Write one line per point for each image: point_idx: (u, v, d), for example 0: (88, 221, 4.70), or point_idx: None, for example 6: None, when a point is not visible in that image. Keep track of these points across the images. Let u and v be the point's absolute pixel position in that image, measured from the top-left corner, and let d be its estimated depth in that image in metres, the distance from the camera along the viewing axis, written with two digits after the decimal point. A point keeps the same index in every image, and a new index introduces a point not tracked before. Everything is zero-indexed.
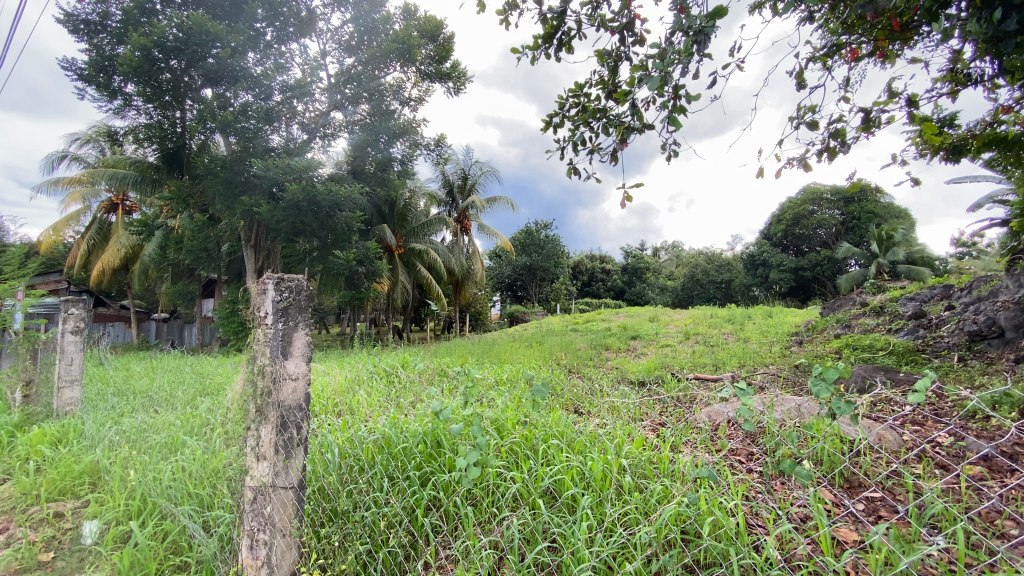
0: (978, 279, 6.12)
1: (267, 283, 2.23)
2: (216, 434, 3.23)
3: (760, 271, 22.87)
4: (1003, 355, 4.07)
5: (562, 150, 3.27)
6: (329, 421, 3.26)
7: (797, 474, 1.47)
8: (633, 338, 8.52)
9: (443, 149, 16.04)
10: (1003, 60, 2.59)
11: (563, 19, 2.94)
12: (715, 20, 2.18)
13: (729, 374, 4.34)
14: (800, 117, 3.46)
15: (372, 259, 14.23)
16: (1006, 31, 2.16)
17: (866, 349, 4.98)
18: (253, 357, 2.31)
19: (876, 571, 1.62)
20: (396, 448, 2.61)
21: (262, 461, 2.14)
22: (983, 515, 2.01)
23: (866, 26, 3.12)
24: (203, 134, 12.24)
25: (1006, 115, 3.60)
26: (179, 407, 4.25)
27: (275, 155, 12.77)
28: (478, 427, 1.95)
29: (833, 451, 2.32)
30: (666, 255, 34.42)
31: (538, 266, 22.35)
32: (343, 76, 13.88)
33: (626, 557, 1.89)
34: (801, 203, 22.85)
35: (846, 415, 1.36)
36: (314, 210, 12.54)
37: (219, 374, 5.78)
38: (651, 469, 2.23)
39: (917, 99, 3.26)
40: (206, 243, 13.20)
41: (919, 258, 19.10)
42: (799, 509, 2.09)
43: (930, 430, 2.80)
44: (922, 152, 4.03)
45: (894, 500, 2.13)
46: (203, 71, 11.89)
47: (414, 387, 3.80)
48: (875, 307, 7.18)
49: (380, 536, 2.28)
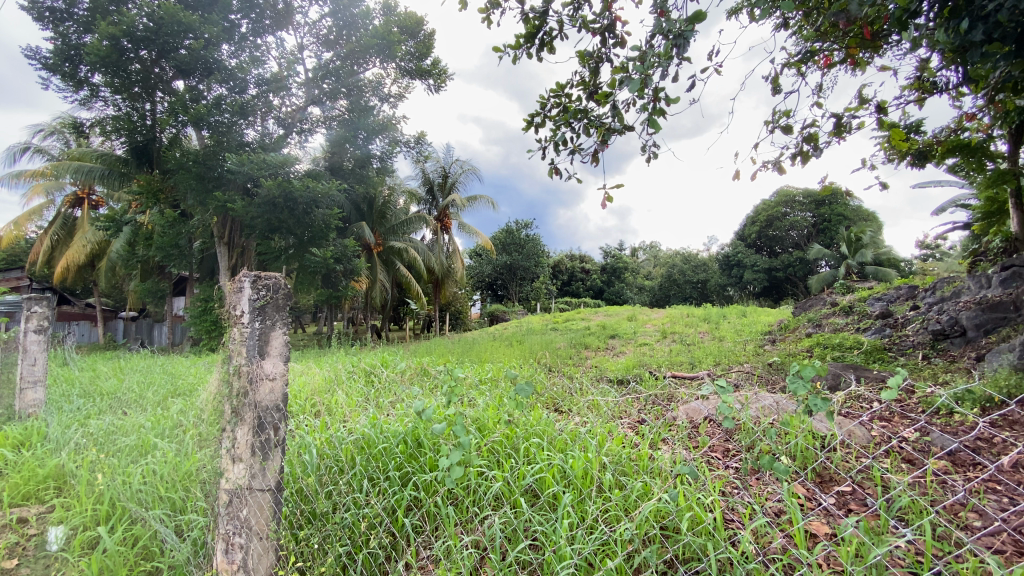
0: (941, 280, 6.37)
1: (244, 281, 2.19)
2: (188, 436, 3.14)
3: (735, 271, 23.44)
4: (964, 354, 4.24)
5: (544, 150, 3.25)
6: (308, 421, 3.22)
7: (775, 469, 1.52)
8: (611, 338, 8.53)
9: (423, 146, 15.96)
10: (969, 69, 2.70)
11: (545, 19, 2.93)
12: (695, 24, 2.22)
13: (706, 373, 4.40)
14: (776, 121, 3.53)
15: (351, 257, 13.97)
16: (972, 42, 2.23)
17: (837, 348, 5.10)
18: (228, 356, 2.28)
19: (849, 563, 1.66)
20: (376, 448, 2.57)
21: (238, 463, 2.11)
22: (949, 508, 2.09)
23: (838, 34, 3.21)
24: (174, 127, 11.87)
25: (969, 121, 3.75)
26: (149, 409, 4.11)
27: (249, 149, 12.50)
28: (461, 426, 1.93)
29: (807, 446, 2.40)
30: (643, 255, 34.74)
31: (518, 266, 22.54)
32: (320, 70, 13.65)
33: (608, 554, 1.90)
34: (775, 204, 23.38)
35: (822, 411, 1.40)
36: (290, 207, 12.31)
37: (191, 374, 5.61)
38: (632, 466, 2.26)
39: (886, 105, 3.38)
40: (177, 239, 12.82)
41: (886, 259, 19.80)
42: (774, 504, 2.13)
43: (898, 424, 2.92)
44: (890, 158, 4.18)
45: (863, 493, 2.21)
46: (174, 62, 11.57)
47: (394, 387, 3.73)
48: (844, 307, 7.38)
49: (361, 537, 2.25)
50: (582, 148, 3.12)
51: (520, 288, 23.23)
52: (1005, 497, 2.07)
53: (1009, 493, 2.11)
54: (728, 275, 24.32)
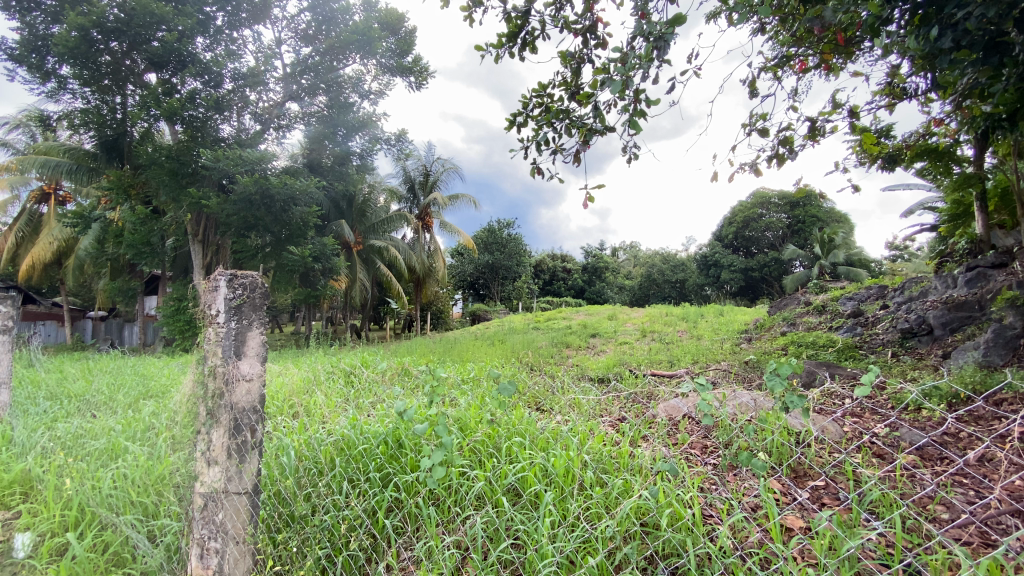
0: (910, 280, 6.58)
1: (219, 280, 2.14)
2: (161, 439, 3.06)
3: (713, 271, 23.83)
4: (931, 351, 4.40)
5: (526, 150, 3.24)
6: (286, 423, 3.17)
7: (752, 465, 1.56)
8: (593, 337, 8.59)
9: (404, 144, 15.83)
10: (937, 76, 2.80)
11: (527, 19, 2.94)
12: (674, 27, 2.26)
13: (685, 371, 4.46)
14: (753, 124, 3.61)
15: (330, 256, 13.73)
16: (941, 48, 2.28)
17: (811, 346, 5.21)
18: (203, 357, 2.23)
19: (823, 556, 1.70)
20: (356, 449, 2.54)
21: (213, 466, 2.07)
22: (918, 501, 2.17)
23: (812, 40, 3.29)
24: (147, 121, 11.54)
25: (936, 126, 3.88)
26: (120, 411, 3.98)
27: (225, 145, 12.23)
28: (443, 426, 1.92)
29: (783, 442, 2.45)
30: (624, 255, 35.01)
31: (500, 265, 22.52)
32: (299, 66, 13.46)
33: (589, 552, 1.91)
34: (751, 206, 23.87)
35: (798, 407, 1.44)
36: (267, 204, 12.02)
37: (164, 376, 5.46)
38: (613, 464, 2.28)
39: (858, 110, 3.48)
40: (149, 237, 12.47)
41: (857, 259, 20.36)
42: (751, 500, 2.16)
43: (868, 420, 3.01)
44: (862, 161, 4.31)
45: (836, 488, 2.27)
46: (147, 54, 11.26)
47: (375, 387, 3.70)
48: (818, 306, 7.55)
49: (340, 540, 2.21)
50: (564, 148, 3.13)
51: (501, 288, 23.21)
52: (971, 490, 2.15)
53: (974, 486, 2.19)
54: (706, 275, 24.71)
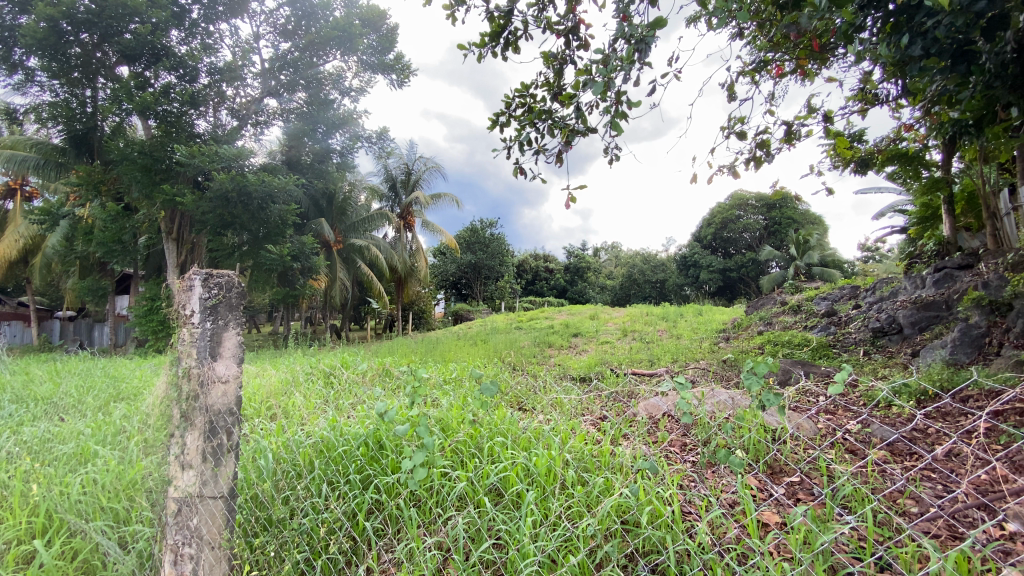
0: (880, 281, 6.78)
1: (193, 279, 2.10)
2: (133, 442, 2.98)
3: (692, 271, 24.17)
4: (900, 350, 4.54)
5: (508, 150, 3.24)
6: (263, 425, 3.10)
7: (730, 462, 1.59)
8: (574, 336, 8.63)
9: (386, 142, 15.69)
10: (907, 82, 2.89)
11: (510, 19, 2.93)
12: (655, 30, 2.29)
13: (665, 370, 4.53)
14: (731, 127, 3.68)
15: (309, 255, 13.51)
16: (912, 56, 2.34)
17: (787, 344, 5.32)
18: (177, 358, 2.19)
19: (798, 550, 1.74)
20: (336, 451, 2.50)
21: (187, 470, 2.02)
22: (889, 495, 2.23)
23: (789, 45, 3.37)
24: (118, 115, 11.21)
25: (906, 131, 4.01)
26: (89, 414, 3.85)
27: (200, 141, 11.94)
28: (425, 427, 1.92)
29: (759, 439, 2.49)
30: (606, 254, 35.27)
31: (482, 265, 22.47)
32: (277, 61, 13.23)
33: (571, 550, 1.92)
34: (729, 207, 24.31)
35: (773, 405, 1.47)
36: (244, 202, 11.77)
37: (136, 377, 5.31)
38: (594, 463, 2.30)
39: (832, 115, 3.57)
40: (121, 235, 12.13)
41: (831, 260, 20.88)
42: (729, 496, 2.20)
43: (842, 417, 3.09)
44: (836, 164, 4.42)
45: (810, 483, 2.32)
46: (119, 47, 10.96)
47: (355, 388, 3.65)
48: (793, 306, 7.72)
49: (320, 543, 2.17)
50: (546, 148, 3.14)
51: (484, 288, 23.15)
52: (939, 484, 2.23)
53: (942, 480, 2.27)
54: (685, 275, 25.04)
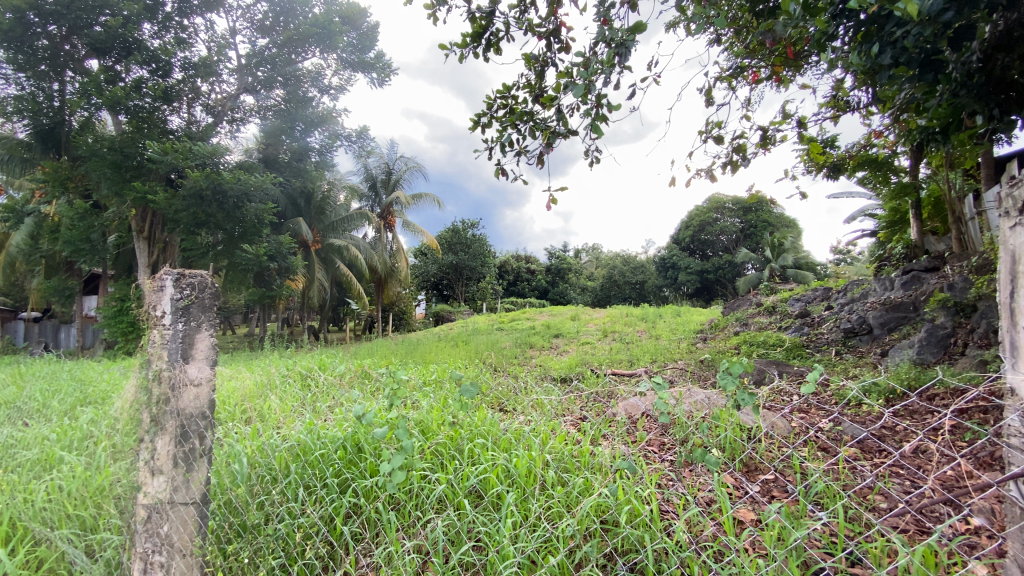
0: (851, 283, 6.98)
1: (164, 279, 2.05)
2: (101, 448, 2.88)
3: (671, 273, 24.52)
4: (870, 350, 4.68)
5: (490, 151, 3.24)
6: (237, 429, 3.04)
7: (705, 461, 1.62)
8: (555, 337, 8.67)
9: (366, 141, 15.57)
10: (878, 89, 2.98)
11: (492, 20, 2.93)
12: (635, 35, 2.33)
13: (644, 370, 4.59)
14: (709, 132, 3.74)
15: (286, 254, 13.27)
16: (882, 65, 2.41)
17: (762, 345, 5.42)
18: (148, 360, 2.12)
19: (771, 547, 1.77)
20: (313, 455, 2.46)
21: (157, 476, 1.97)
22: (859, 491, 2.30)
23: (764, 52, 3.44)
24: (87, 110, 10.88)
25: (875, 138, 4.14)
26: (54, 419, 3.71)
27: (174, 138, 11.58)
28: (404, 430, 1.91)
29: (735, 438, 2.53)
30: (587, 256, 35.51)
31: (464, 266, 22.39)
32: (254, 57, 12.98)
33: (550, 551, 1.92)
34: (706, 210, 24.75)
35: (748, 404, 1.50)
36: (219, 201, 11.52)
37: (104, 381, 5.13)
38: (574, 463, 2.31)
39: (807, 121, 3.66)
40: (88, 233, 11.73)
41: (804, 263, 21.39)
42: (706, 494, 2.23)
43: (815, 416, 3.17)
44: (809, 169, 4.54)
45: (784, 481, 2.38)
46: (88, 40, 10.68)
47: (333, 391, 3.60)
48: (768, 307, 7.89)
49: (296, 548, 2.13)
50: (528, 150, 3.15)
51: (465, 288, 23.06)
52: (907, 480, 2.31)
53: (910, 476, 2.35)
54: (664, 277, 25.38)
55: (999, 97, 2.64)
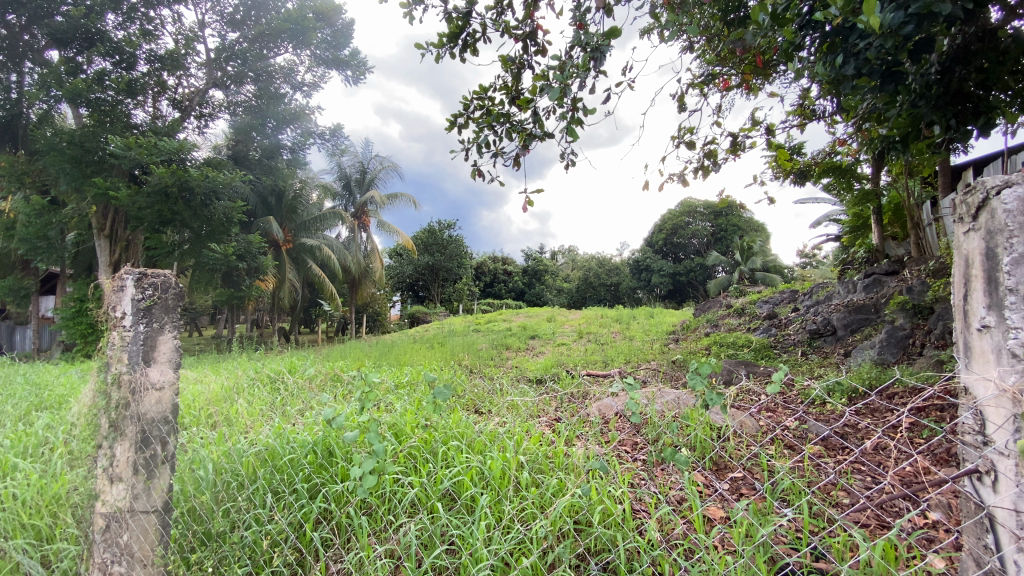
0: (817, 286, 7.21)
1: (125, 279, 1.97)
2: (57, 455, 2.74)
3: (644, 275, 24.90)
4: (834, 350, 4.84)
5: (466, 152, 3.21)
6: (203, 434, 2.94)
7: (676, 460, 1.64)
8: (532, 338, 8.73)
9: (340, 139, 15.36)
10: (842, 98, 3.08)
11: (468, 20, 2.92)
12: (610, 40, 2.37)
13: (617, 371, 4.64)
14: (681, 137, 3.82)
15: (256, 254, 12.94)
16: (846, 74, 2.49)
17: (732, 345, 5.55)
18: (106, 364, 2.04)
19: (739, 543, 1.81)
20: (281, 460, 2.39)
21: (116, 483, 1.90)
22: (823, 488, 2.37)
23: (735, 60, 3.52)
24: (45, 102, 10.46)
25: (840, 145, 4.28)
26: (6, 425, 3.53)
27: (138, 133, 11.12)
28: (375, 433, 1.88)
29: (705, 437, 2.58)
30: (563, 258, 35.77)
31: (440, 266, 22.23)
32: (224, 52, 12.64)
33: (523, 552, 1.92)
34: (679, 214, 25.27)
35: (717, 403, 1.53)
36: (186, 198, 11.15)
37: (61, 384, 4.92)
38: (547, 464, 2.32)
39: (775, 128, 3.78)
40: (46, 230, 11.23)
41: (772, 266, 21.98)
42: (676, 493, 2.27)
43: (781, 415, 3.26)
44: (777, 175, 4.68)
45: (752, 478, 2.44)
46: (48, 29, 10.35)
47: (303, 394, 3.52)
48: (737, 309, 8.09)
49: (262, 556, 2.06)
50: (505, 151, 3.14)
51: (441, 290, 22.89)
52: (868, 476, 2.40)
53: (870, 472, 2.44)
54: (638, 279, 25.73)
55: (956, 108, 2.73)
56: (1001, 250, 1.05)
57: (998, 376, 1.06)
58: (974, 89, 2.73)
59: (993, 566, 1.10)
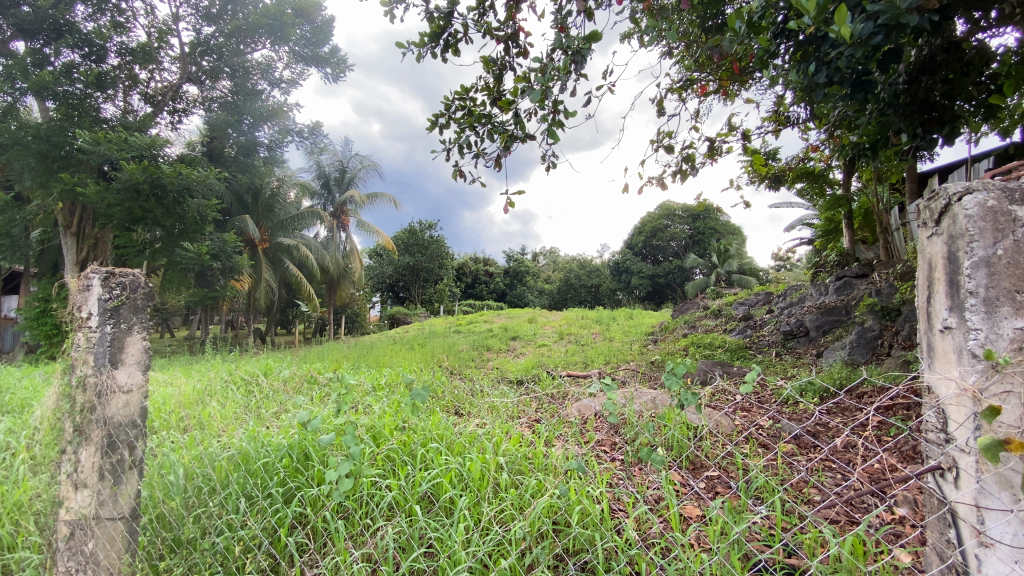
0: (790, 288, 7.39)
1: (91, 278, 1.91)
2: (19, 460, 2.63)
3: (624, 277, 25.15)
4: (807, 351, 4.96)
5: (448, 152, 3.21)
6: (173, 438, 2.86)
7: (652, 459, 1.66)
8: (513, 339, 8.72)
9: (319, 137, 15.14)
10: (815, 105, 3.15)
11: (450, 21, 2.91)
12: (590, 43, 2.39)
13: (597, 371, 4.67)
14: (660, 141, 3.87)
15: (231, 254, 12.67)
16: (818, 82, 2.56)
17: (708, 346, 5.65)
18: (71, 366, 1.97)
19: (715, 539, 1.84)
20: (254, 464, 2.34)
21: (81, 489, 1.83)
22: (794, 485, 2.43)
23: (712, 66, 3.58)
24: (10, 94, 10.10)
25: (813, 152, 4.40)
26: None
27: (108, 127, 10.78)
28: (351, 436, 1.85)
29: (681, 437, 2.62)
30: (544, 259, 35.89)
31: (421, 267, 22.05)
32: (199, 46, 12.35)
33: (502, 554, 1.91)
34: (658, 216, 25.62)
35: (692, 403, 1.56)
36: (158, 196, 10.81)
37: (25, 387, 4.74)
38: (526, 465, 2.32)
39: (750, 133, 3.86)
40: (9, 227, 10.79)
41: (748, 268, 22.45)
42: (653, 491, 2.30)
43: (755, 414, 3.33)
44: (753, 179, 4.78)
45: (727, 477, 2.50)
46: (13, 20, 9.99)
47: (277, 396, 3.46)
48: (714, 310, 8.24)
49: (234, 562, 2.00)
50: (486, 152, 3.14)
51: (422, 291, 22.69)
52: (837, 473, 2.47)
53: (840, 470, 2.52)
54: (618, 281, 25.97)
55: (922, 117, 2.84)
56: (962, 253, 1.09)
57: (958, 376, 1.10)
58: (939, 99, 2.82)
59: (956, 560, 1.14)
